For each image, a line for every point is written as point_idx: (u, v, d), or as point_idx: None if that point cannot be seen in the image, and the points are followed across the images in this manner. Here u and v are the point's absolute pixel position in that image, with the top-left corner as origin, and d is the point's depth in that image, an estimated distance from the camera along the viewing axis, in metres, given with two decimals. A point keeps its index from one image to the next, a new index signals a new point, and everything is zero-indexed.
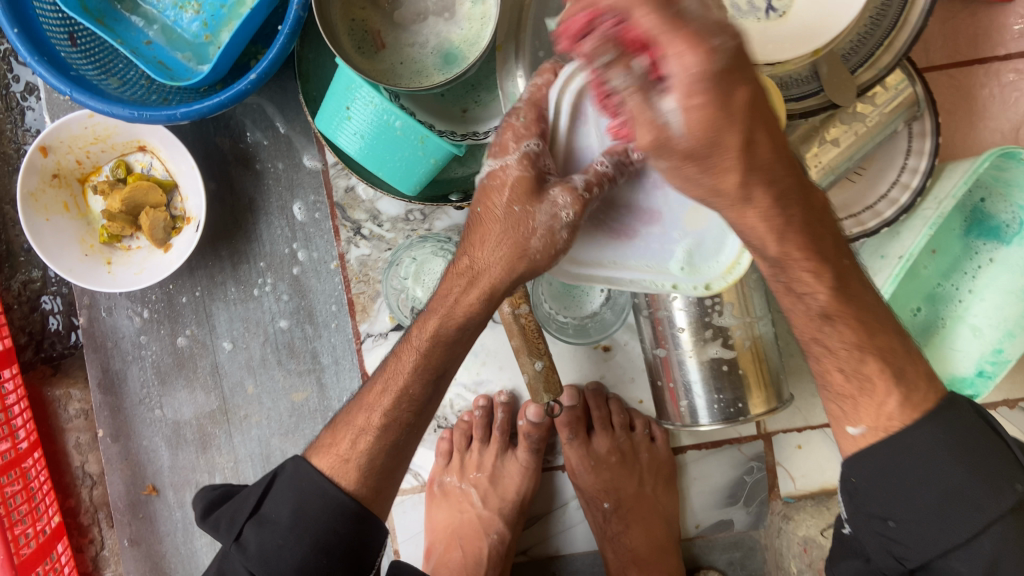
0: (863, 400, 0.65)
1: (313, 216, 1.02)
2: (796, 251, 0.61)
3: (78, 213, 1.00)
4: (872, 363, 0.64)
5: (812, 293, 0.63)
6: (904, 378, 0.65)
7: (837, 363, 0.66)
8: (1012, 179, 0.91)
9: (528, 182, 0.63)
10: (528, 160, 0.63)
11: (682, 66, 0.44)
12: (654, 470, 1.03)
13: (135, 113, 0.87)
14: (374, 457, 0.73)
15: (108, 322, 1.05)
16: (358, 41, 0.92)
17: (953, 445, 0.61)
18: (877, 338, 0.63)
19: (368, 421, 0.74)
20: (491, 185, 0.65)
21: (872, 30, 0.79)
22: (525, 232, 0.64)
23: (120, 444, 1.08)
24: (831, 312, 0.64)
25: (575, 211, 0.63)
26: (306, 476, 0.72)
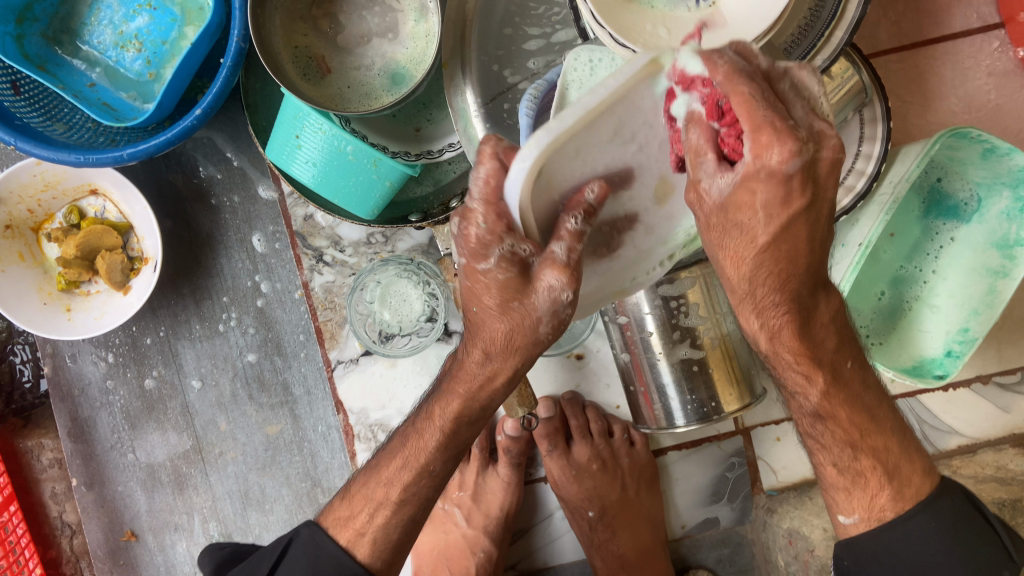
0: (856, 492, 0.72)
1: (273, 246, 1.00)
2: (788, 352, 0.66)
3: (33, 262, 0.99)
4: (863, 459, 0.70)
5: (803, 392, 0.69)
6: (897, 474, 0.71)
7: (831, 458, 0.72)
8: (966, 158, 0.92)
9: (513, 280, 0.58)
10: (509, 260, 0.57)
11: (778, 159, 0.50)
12: (636, 474, 1.02)
13: (82, 157, 0.85)
14: (391, 527, 0.72)
15: (73, 369, 1.04)
16: (303, 68, 0.91)
17: (944, 531, 0.69)
18: (866, 413, 0.71)
19: (387, 495, 0.73)
20: (470, 277, 0.59)
21: (812, 20, 0.80)
22: (530, 322, 0.61)
23: (95, 492, 1.06)
24: (822, 411, 0.70)
25: (572, 287, 0.58)
26: (322, 545, 0.74)
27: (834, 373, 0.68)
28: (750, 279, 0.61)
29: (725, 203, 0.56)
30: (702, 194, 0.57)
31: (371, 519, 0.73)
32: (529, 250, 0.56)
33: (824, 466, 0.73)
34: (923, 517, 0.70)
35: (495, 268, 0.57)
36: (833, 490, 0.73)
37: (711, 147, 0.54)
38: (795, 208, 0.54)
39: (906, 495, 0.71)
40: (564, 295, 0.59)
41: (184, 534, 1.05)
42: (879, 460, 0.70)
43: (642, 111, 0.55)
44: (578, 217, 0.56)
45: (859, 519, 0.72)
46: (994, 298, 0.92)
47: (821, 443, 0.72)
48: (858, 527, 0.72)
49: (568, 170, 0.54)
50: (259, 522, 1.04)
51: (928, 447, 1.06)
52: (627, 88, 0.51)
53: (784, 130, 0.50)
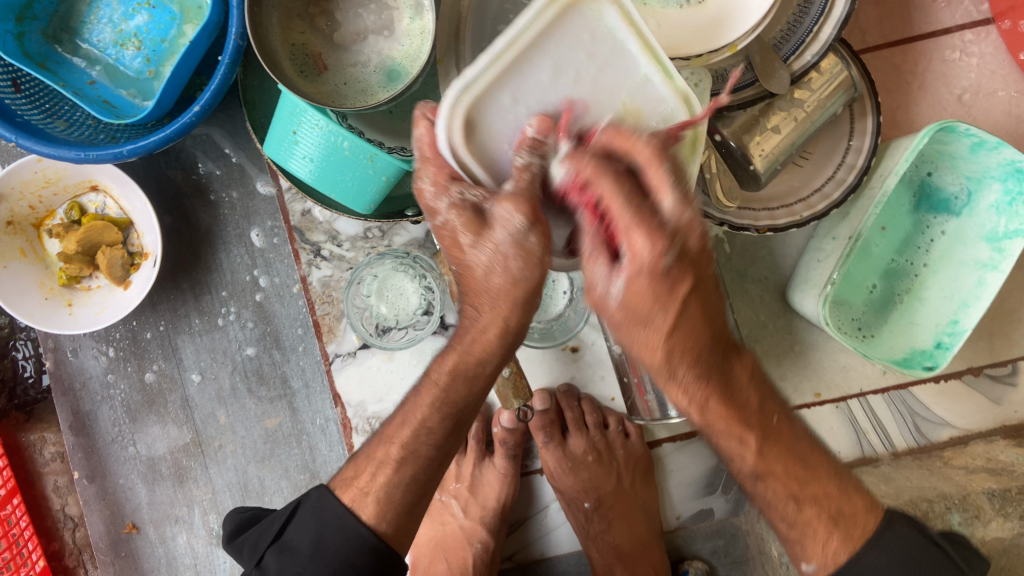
0: (808, 541, 0.70)
1: (272, 241, 1.02)
2: (717, 420, 0.66)
3: (35, 257, 1.00)
4: (808, 509, 0.70)
5: (739, 458, 0.68)
6: (842, 520, 0.70)
7: (778, 514, 0.71)
8: (955, 153, 0.93)
9: (471, 223, 0.61)
10: (461, 205, 0.62)
11: (642, 247, 0.55)
12: (630, 466, 1.03)
13: (82, 154, 0.87)
14: (393, 487, 0.72)
15: (75, 363, 1.05)
16: (301, 65, 0.92)
17: (902, 560, 0.69)
18: (796, 459, 0.70)
19: (388, 453, 0.73)
20: (449, 242, 0.65)
21: (800, 18, 0.82)
22: (505, 268, 0.62)
23: (97, 485, 1.07)
24: (760, 471, 0.69)
25: (523, 213, 0.58)
26: (328, 506, 0.73)
27: (763, 430, 0.68)
28: (666, 364, 0.62)
29: (623, 304, 0.58)
30: (605, 303, 0.59)
31: (374, 479, 0.73)
32: (480, 197, 0.61)
33: (775, 520, 0.71)
34: (879, 552, 0.69)
35: (451, 218, 0.62)
36: (789, 544, 0.72)
37: (598, 245, 0.58)
38: (683, 292, 0.58)
39: (854, 536, 0.69)
40: (518, 228, 0.59)
41: (184, 526, 1.07)
42: (822, 507, 0.70)
43: (574, 43, 0.60)
44: (523, 152, 0.58)
45: (819, 565, 0.70)
46: (984, 290, 0.93)
47: (767, 502, 0.71)
48: (820, 575, 0.70)
49: (502, 114, 0.60)
50: None
51: (920, 439, 1.06)
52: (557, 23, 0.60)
53: (652, 229, 0.55)
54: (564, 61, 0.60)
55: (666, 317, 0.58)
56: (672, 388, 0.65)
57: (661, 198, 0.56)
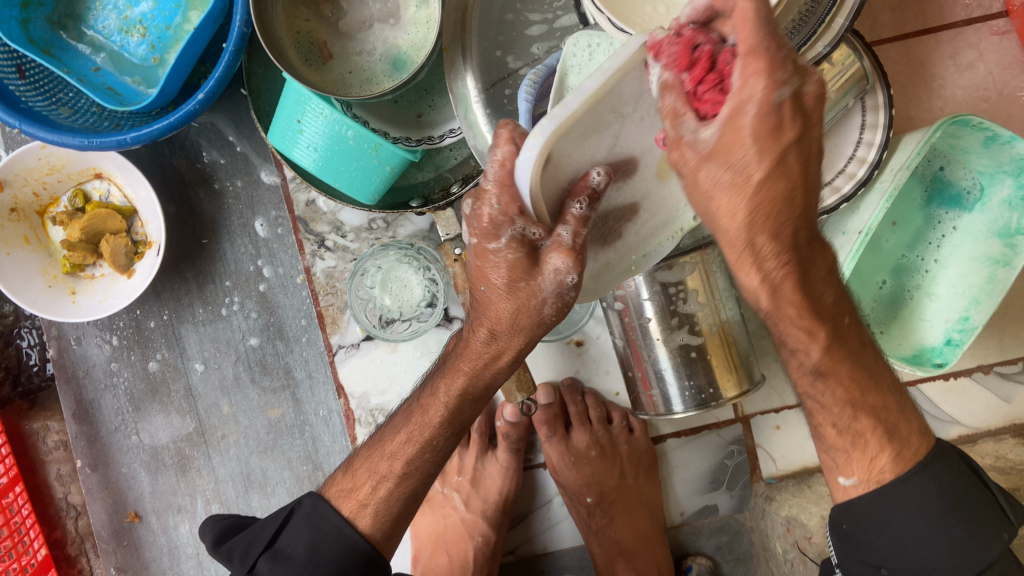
0: (855, 454, 0.68)
1: (276, 231, 1.01)
2: (791, 307, 0.62)
3: (39, 245, 1.00)
4: (864, 419, 0.67)
5: (804, 349, 0.65)
6: (896, 434, 0.67)
7: (830, 419, 0.68)
8: (968, 147, 0.91)
9: (522, 262, 0.61)
10: (518, 240, 0.60)
11: (755, 83, 0.48)
12: (634, 461, 1.02)
13: (86, 141, 0.86)
14: (394, 500, 0.74)
15: (78, 352, 1.05)
16: (306, 53, 0.92)
17: (943, 493, 0.65)
18: (863, 368, 0.67)
19: (390, 468, 0.74)
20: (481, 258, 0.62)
21: (813, 7, 0.79)
22: (537, 303, 0.64)
23: (100, 473, 1.07)
24: (823, 368, 0.66)
25: (576, 270, 0.61)
26: (325, 515, 0.74)
27: (836, 327, 0.65)
28: (747, 230, 0.55)
29: (709, 155, 0.52)
30: (684, 146, 0.52)
31: (374, 492, 0.74)
32: (539, 234, 0.59)
33: (823, 427, 0.69)
34: (924, 479, 0.65)
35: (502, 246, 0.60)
36: (833, 453, 0.69)
37: (684, 97, 0.51)
38: (788, 138, 0.50)
39: (906, 456, 0.67)
40: (569, 276, 0.61)
41: (186, 516, 1.06)
42: (879, 419, 0.67)
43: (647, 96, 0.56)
44: (584, 203, 0.58)
45: (860, 480, 0.68)
46: (995, 286, 0.92)
47: (821, 403, 0.68)
48: (858, 489, 0.68)
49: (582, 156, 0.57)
50: (260, 505, 1.05)
51: None
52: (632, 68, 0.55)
53: (769, 64, 0.48)
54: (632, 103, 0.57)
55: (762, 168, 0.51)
56: (742, 267, 0.59)
57: (783, 38, 0.49)
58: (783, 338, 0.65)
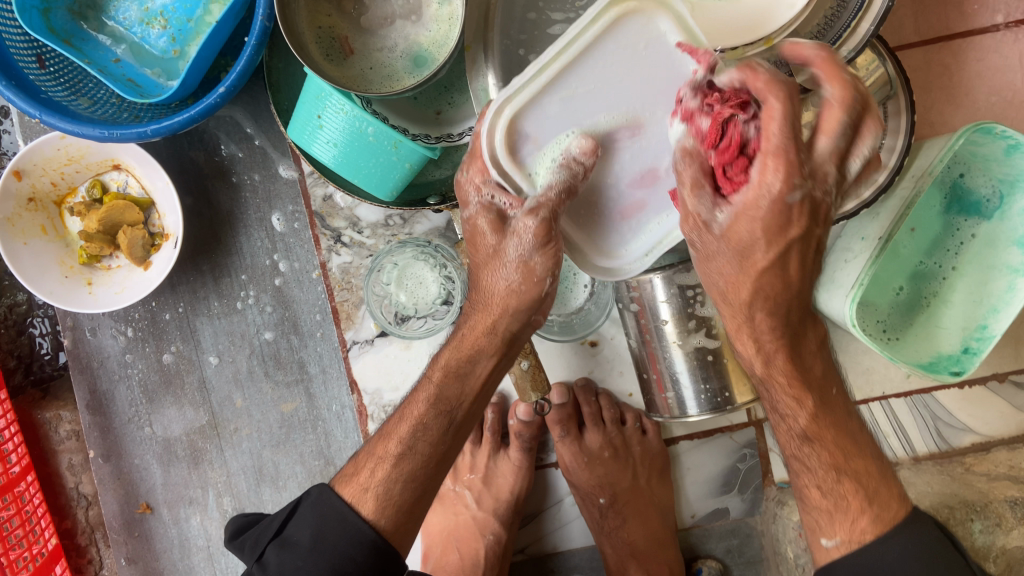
0: (839, 515, 0.72)
1: (293, 226, 1.01)
2: (785, 377, 0.72)
3: (56, 235, 1.00)
4: (846, 482, 0.72)
5: (793, 415, 0.73)
6: (877, 499, 0.71)
7: (816, 480, 0.74)
8: (989, 154, 0.91)
9: (496, 225, 0.73)
10: (489, 207, 0.73)
11: (767, 179, 0.60)
12: (647, 463, 1.02)
13: (106, 132, 0.86)
14: (392, 483, 0.73)
15: (93, 342, 1.05)
16: (327, 49, 0.91)
17: (920, 555, 0.68)
18: (849, 436, 0.73)
19: (387, 450, 0.75)
20: (471, 235, 0.75)
21: (837, 14, 0.80)
22: (503, 266, 0.74)
23: (112, 464, 1.08)
24: (810, 432, 0.73)
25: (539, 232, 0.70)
26: (328, 502, 0.73)
27: (823, 399, 0.73)
28: (747, 306, 0.68)
29: (723, 237, 0.65)
30: (705, 229, 0.65)
31: (374, 474, 0.74)
32: (509, 204, 0.72)
33: (808, 487, 0.75)
34: (903, 538, 0.69)
35: (480, 218, 0.73)
36: (816, 513, 0.74)
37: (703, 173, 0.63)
38: (792, 235, 0.63)
39: (885, 518, 0.71)
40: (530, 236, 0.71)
41: (198, 508, 1.06)
42: (861, 484, 0.72)
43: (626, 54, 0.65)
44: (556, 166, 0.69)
45: (841, 540, 0.72)
46: (1013, 295, 0.91)
47: (808, 466, 0.74)
48: (839, 550, 0.72)
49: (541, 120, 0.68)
50: (271, 498, 1.05)
51: (941, 444, 1.05)
52: (603, 37, 0.65)
53: (786, 161, 0.59)
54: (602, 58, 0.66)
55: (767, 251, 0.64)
56: (744, 338, 0.72)
57: (823, 137, 0.60)
58: (777, 405, 0.74)
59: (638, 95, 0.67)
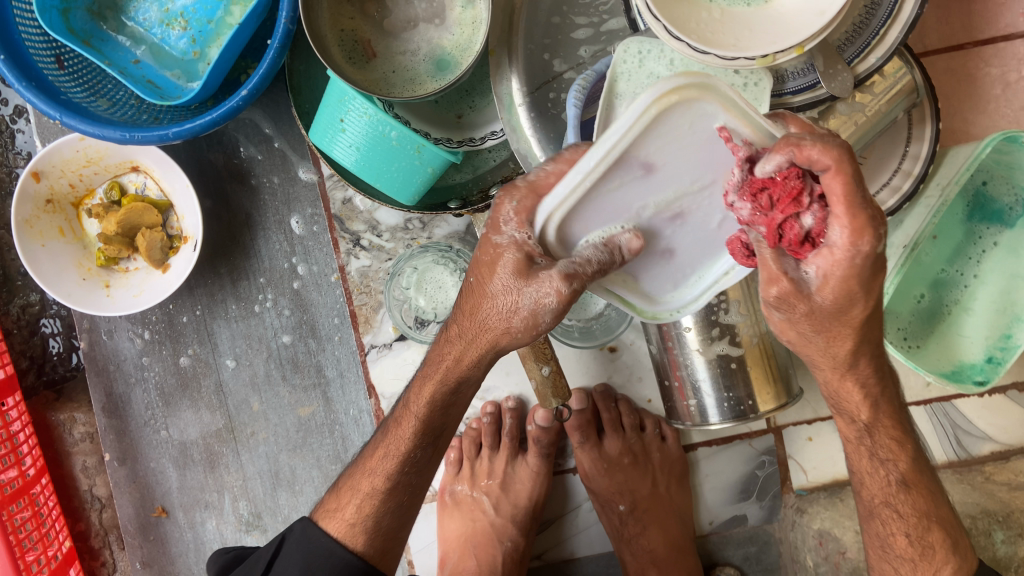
0: (923, 563, 0.74)
1: (312, 229, 1.01)
2: (888, 427, 0.72)
3: (74, 237, 0.99)
4: (936, 531, 0.74)
5: (892, 462, 0.73)
6: (958, 547, 0.74)
7: (904, 528, 0.74)
8: (1013, 162, 0.90)
9: (518, 265, 0.59)
10: (518, 245, 0.59)
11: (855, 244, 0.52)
12: (666, 469, 1.02)
13: (127, 134, 0.86)
14: (381, 515, 0.74)
15: (109, 345, 1.04)
16: (349, 52, 0.91)
17: None
18: (935, 488, 0.75)
19: (372, 485, 0.74)
20: (485, 259, 0.62)
21: (867, 19, 0.79)
22: (509, 312, 0.62)
23: (128, 467, 1.07)
24: (909, 479, 0.73)
25: (559, 298, 0.58)
26: (314, 540, 0.76)
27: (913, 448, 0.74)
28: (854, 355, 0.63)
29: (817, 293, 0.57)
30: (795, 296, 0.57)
31: (360, 508, 0.75)
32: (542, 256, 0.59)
33: (892, 535, 0.75)
34: None
35: (507, 253, 0.60)
36: (897, 562, 0.75)
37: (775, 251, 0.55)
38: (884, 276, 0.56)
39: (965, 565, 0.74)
40: (547, 302, 0.59)
41: (214, 512, 1.06)
42: (947, 533, 0.74)
43: (674, 145, 0.53)
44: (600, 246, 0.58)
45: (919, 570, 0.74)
46: None
47: (897, 513, 0.74)
48: None
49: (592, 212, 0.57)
50: (288, 503, 1.05)
51: (961, 452, 1.05)
52: (645, 135, 0.52)
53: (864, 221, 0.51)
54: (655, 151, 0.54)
55: (863, 305, 0.58)
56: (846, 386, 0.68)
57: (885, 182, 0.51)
58: (873, 452, 0.73)
59: (688, 172, 0.56)
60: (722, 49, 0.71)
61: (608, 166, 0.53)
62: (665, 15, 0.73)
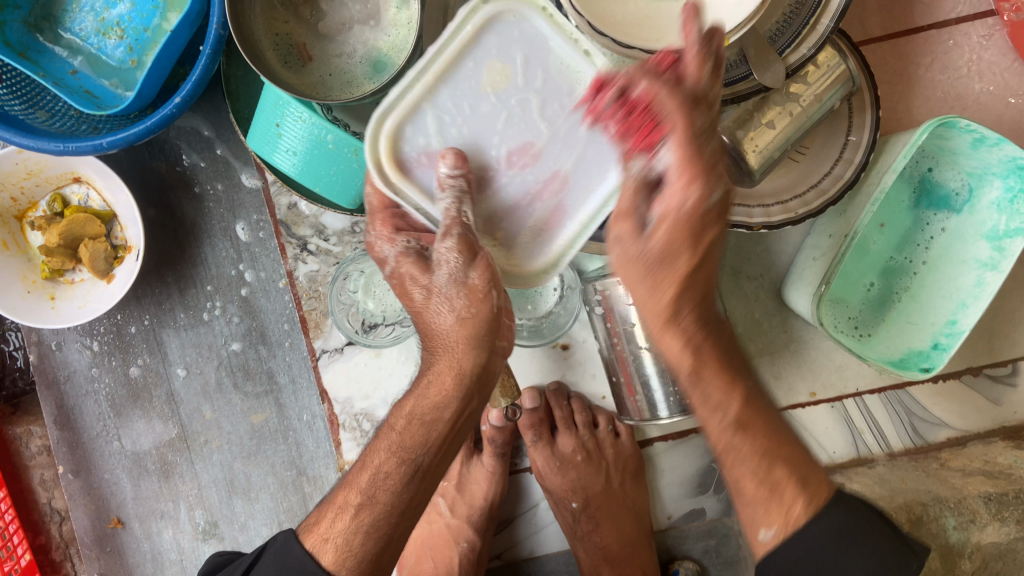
0: None
1: (257, 235, 1.00)
2: None
3: (17, 250, 0.99)
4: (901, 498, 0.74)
5: None
6: None
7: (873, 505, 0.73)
8: (956, 148, 0.90)
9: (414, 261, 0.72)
10: (405, 253, 0.73)
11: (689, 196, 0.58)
12: (620, 466, 1.01)
13: (61, 146, 0.85)
14: (351, 534, 0.69)
15: (59, 357, 1.04)
16: (285, 56, 0.90)
17: None
18: None
19: (348, 500, 0.71)
20: (399, 287, 0.75)
21: (796, 11, 0.79)
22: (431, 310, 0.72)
23: (82, 479, 1.06)
24: None
25: (458, 252, 0.67)
26: (289, 550, 0.70)
27: None
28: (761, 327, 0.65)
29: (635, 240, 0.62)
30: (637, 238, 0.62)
31: (334, 525, 0.70)
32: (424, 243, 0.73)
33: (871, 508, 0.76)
34: None
35: (403, 265, 0.73)
36: None
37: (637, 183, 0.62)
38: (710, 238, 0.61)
39: None
40: (451, 265, 0.68)
41: (170, 522, 1.05)
42: None
43: (450, 106, 0.68)
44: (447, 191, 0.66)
45: (779, 529, 0.64)
46: (983, 290, 0.90)
47: None
48: None
49: (426, 174, 0.69)
50: (244, 510, 1.04)
51: (916, 439, 1.04)
52: (415, 109, 0.68)
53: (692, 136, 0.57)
54: (443, 114, 0.68)
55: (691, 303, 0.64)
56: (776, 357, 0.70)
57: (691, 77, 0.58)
58: None
59: (477, 127, 0.69)
60: (644, 46, 0.71)
61: (400, 167, 0.69)
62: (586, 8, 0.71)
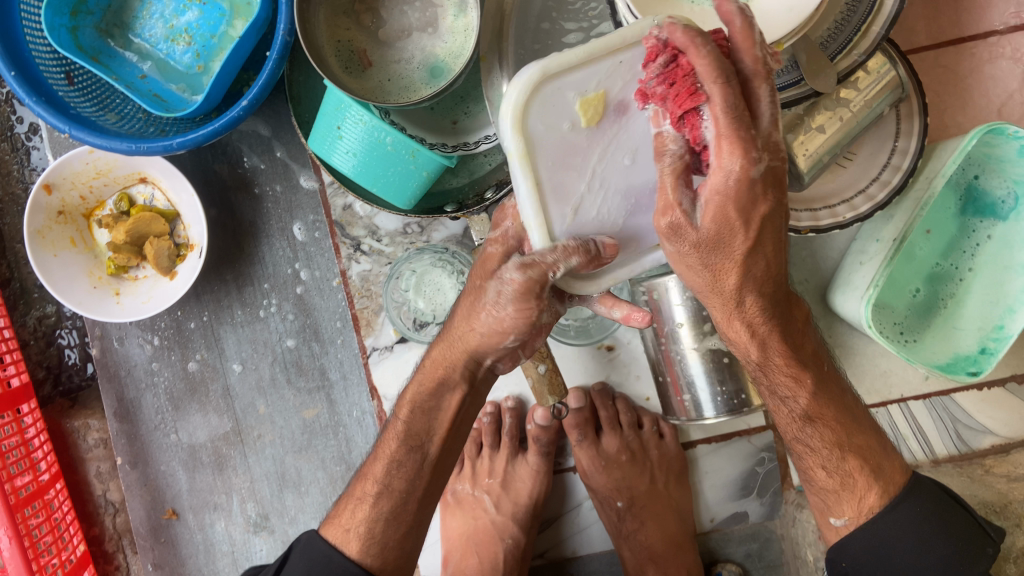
0: (845, 493, 0.76)
1: (313, 235, 1.03)
2: None
3: (84, 247, 1.03)
4: (851, 458, 0.75)
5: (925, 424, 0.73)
6: (881, 472, 0.76)
7: (820, 461, 0.76)
8: (1004, 155, 0.91)
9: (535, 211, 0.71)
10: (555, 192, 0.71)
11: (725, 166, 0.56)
12: (665, 467, 1.03)
13: (133, 146, 0.89)
14: (373, 522, 0.75)
15: (120, 351, 1.07)
16: (346, 61, 0.94)
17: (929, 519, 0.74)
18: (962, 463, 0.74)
19: (366, 490, 0.77)
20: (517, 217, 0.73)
21: (849, 15, 0.80)
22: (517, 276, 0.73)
23: (139, 471, 1.10)
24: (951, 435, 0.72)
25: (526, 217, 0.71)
26: (315, 546, 0.77)
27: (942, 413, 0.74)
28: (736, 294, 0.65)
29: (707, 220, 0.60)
30: (685, 226, 0.60)
31: (355, 515, 0.76)
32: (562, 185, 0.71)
33: (812, 468, 0.77)
34: (909, 503, 0.75)
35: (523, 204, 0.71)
36: (823, 493, 0.77)
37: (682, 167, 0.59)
38: (762, 212, 0.60)
39: (892, 485, 0.75)
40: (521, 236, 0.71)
41: (223, 514, 1.08)
42: (865, 458, 0.75)
43: None
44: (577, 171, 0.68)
45: (850, 519, 0.76)
46: None
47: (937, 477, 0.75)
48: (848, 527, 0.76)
49: None
50: (294, 504, 1.07)
51: (961, 446, 1.04)
52: None
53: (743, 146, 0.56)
54: None
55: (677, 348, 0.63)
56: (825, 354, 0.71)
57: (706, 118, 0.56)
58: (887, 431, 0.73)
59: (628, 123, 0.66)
60: None
61: None
62: (644, 13, 0.73)
